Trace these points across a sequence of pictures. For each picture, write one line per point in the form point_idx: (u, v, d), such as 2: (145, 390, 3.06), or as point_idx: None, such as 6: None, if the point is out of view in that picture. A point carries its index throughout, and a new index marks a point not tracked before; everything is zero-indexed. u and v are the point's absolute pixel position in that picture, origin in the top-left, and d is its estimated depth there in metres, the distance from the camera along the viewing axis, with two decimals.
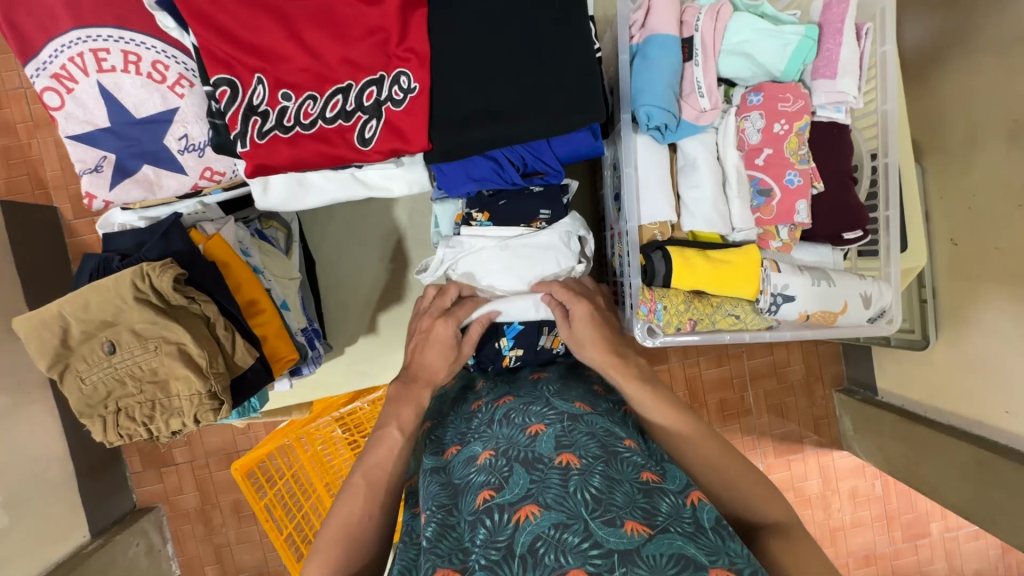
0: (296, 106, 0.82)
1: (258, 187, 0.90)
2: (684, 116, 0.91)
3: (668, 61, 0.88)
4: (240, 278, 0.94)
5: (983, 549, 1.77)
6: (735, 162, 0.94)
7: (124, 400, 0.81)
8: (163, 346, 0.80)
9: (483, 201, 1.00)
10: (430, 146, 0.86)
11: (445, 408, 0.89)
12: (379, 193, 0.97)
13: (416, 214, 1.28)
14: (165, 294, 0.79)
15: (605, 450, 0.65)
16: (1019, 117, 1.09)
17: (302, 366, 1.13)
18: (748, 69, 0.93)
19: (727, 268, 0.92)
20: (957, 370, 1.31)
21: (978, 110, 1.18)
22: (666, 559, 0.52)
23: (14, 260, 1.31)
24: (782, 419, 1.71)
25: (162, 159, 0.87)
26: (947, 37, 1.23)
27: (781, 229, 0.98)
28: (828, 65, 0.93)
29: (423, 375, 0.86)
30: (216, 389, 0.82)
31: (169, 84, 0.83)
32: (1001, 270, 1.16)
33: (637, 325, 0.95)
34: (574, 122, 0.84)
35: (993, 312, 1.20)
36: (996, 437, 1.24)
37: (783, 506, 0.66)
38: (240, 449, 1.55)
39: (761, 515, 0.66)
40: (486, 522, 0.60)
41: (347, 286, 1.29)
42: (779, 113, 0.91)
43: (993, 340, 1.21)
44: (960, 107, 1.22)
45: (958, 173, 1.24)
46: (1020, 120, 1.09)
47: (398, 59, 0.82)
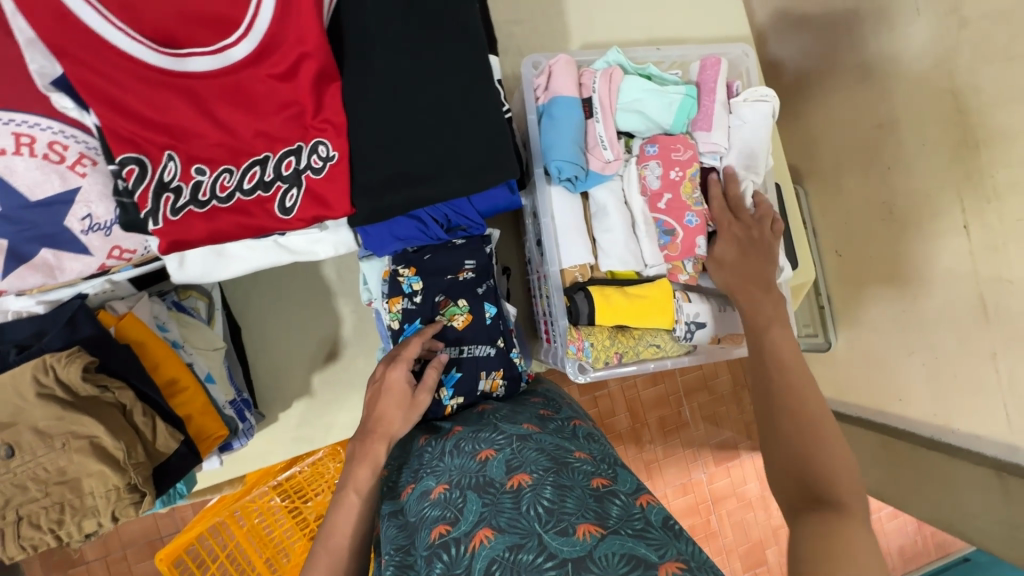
0: (212, 180, 0.82)
1: (173, 263, 0.87)
2: (591, 166, 1.00)
3: (572, 119, 0.97)
4: (157, 357, 0.90)
5: (902, 526, 1.96)
6: (641, 207, 1.03)
7: (27, 507, 0.74)
8: (72, 442, 0.74)
9: (414, 256, 1.03)
10: (352, 210, 0.88)
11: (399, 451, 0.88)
12: (305, 257, 0.97)
13: (345, 269, 1.28)
14: (73, 386, 0.74)
15: (556, 462, 0.70)
16: (871, 147, 1.29)
17: (233, 440, 1.08)
18: (642, 123, 1.03)
19: (644, 301, 1.01)
20: (854, 367, 1.47)
21: (841, 141, 1.37)
22: (618, 558, 0.56)
23: None
24: (717, 427, 1.83)
25: (62, 241, 0.82)
26: (808, 83, 1.45)
27: (687, 263, 1.06)
28: (705, 119, 1.06)
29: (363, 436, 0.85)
30: (137, 482, 0.77)
31: (68, 163, 0.80)
32: (876, 277, 1.34)
33: (569, 363, 1.01)
34: (491, 180, 0.90)
35: (873, 313, 1.37)
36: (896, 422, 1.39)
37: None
38: (164, 535, 1.42)
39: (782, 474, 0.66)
40: (444, 556, 0.63)
41: (277, 348, 1.25)
42: (673, 161, 1.02)
43: (876, 337, 1.38)
44: (827, 139, 1.41)
45: (831, 197, 1.43)
46: (872, 149, 1.29)
47: (315, 130, 0.84)
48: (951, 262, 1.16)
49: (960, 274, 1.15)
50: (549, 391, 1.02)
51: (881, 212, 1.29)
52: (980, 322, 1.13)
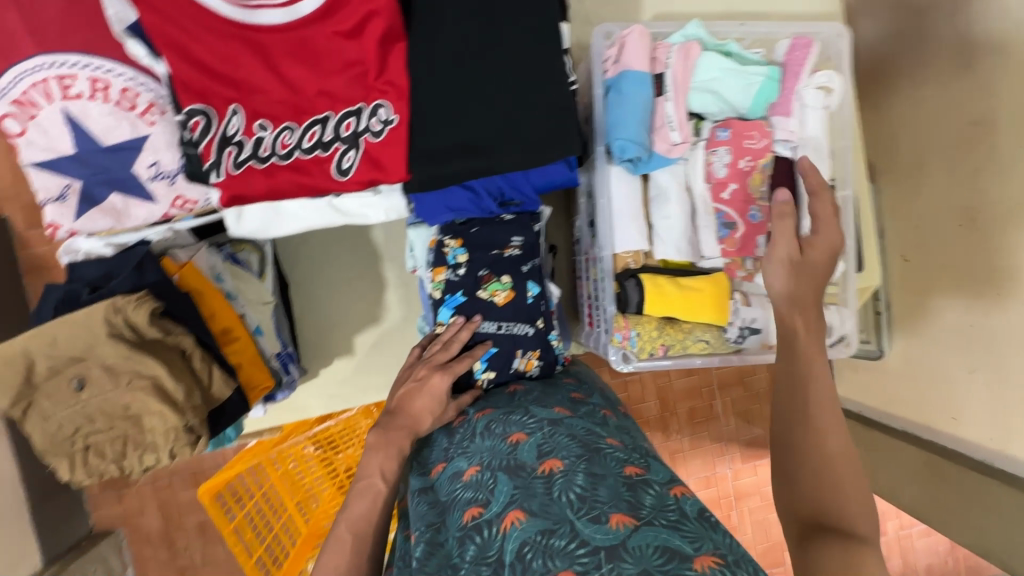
0: (273, 136, 0.81)
1: (232, 215, 0.89)
2: (656, 149, 0.94)
3: (640, 97, 0.91)
4: (214, 306, 0.93)
5: (932, 545, 1.87)
6: (702, 193, 0.98)
7: (94, 437, 0.79)
8: (136, 381, 0.77)
9: (462, 228, 1.02)
10: (407, 176, 0.86)
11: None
12: (356, 220, 0.96)
13: (393, 235, 1.28)
14: (140, 328, 0.77)
15: (587, 449, 0.68)
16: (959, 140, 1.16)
17: (277, 392, 1.11)
18: (715, 104, 0.97)
19: (698, 294, 0.96)
20: (908, 379, 1.38)
21: (926, 135, 1.25)
22: (653, 550, 0.53)
23: None
24: (748, 425, 1.77)
25: (131, 187, 0.85)
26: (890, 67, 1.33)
27: (747, 260, 0.99)
28: (784, 104, 0.98)
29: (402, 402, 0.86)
30: (194, 423, 0.81)
31: (139, 111, 0.82)
32: (946, 285, 1.24)
33: (612, 350, 0.99)
34: (550, 155, 0.86)
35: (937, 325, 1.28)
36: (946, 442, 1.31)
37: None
38: (206, 469, 1.51)
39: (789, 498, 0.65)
40: (476, 538, 0.62)
41: (322, 307, 1.28)
42: (744, 150, 0.96)
43: (937, 351, 1.28)
44: (910, 132, 1.30)
45: (908, 197, 1.31)
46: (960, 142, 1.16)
47: (376, 91, 0.83)
48: None
49: None
50: (583, 373, 1.01)
51: (962, 218, 1.17)
52: None
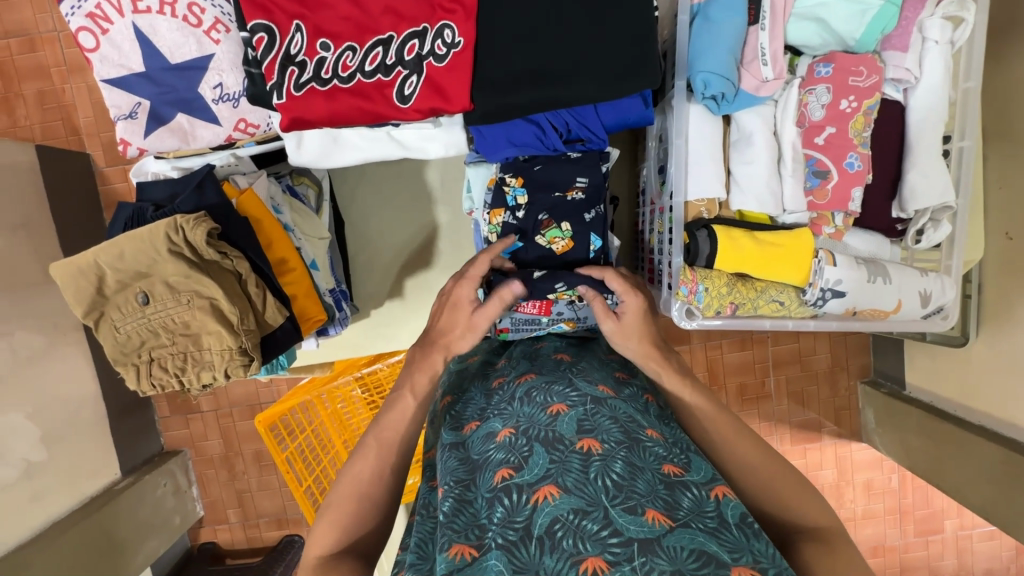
0: (335, 57, 0.78)
1: (292, 141, 0.88)
2: (744, 85, 0.85)
3: (731, 23, 0.81)
4: (271, 235, 0.93)
5: (995, 550, 1.72)
6: (793, 139, 0.88)
7: (157, 351, 0.82)
8: (196, 300, 0.80)
9: (524, 165, 0.97)
10: (471, 106, 0.81)
11: (465, 382, 0.86)
12: (415, 154, 0.93)
13: (448, 177, 1.25)
14: (199, 248, 0.78)
15: (628, 436, 0.64)
16: None
17: (330, 327, 1.12)
18: (818, 36, 0.85)
19: (776, 251, 0.87)
20: (995, 370, 1.24)
21: None
22: (688, 553, 0.51)
23: (51, 206, 1.34)
24: (802, 408, 1.67)
25: (196, 108, 0.84)
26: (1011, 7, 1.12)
27: (836, 215, 0.91)
28: (902, 36, 0.85)
29: (453, 341, 0.85)
30: (247, 346, 0.82)
31: (204, 28, 0.80)
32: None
33: (675, 305, 0.92)
34: (624, 88, 0.79)
35: None
36: None
37: (821, 508, 0.64)
38: (263, 402, 1.58)
39: (801, 519, 0.64)
40: (505, 502, 0.59)
41: (375, 249, 1.27)
42: (849, 88, 0.85)
43: None
44: None
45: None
46: None
47: (442, 11, 0.77)
48: None
49: None
50: None
51: None
52: None
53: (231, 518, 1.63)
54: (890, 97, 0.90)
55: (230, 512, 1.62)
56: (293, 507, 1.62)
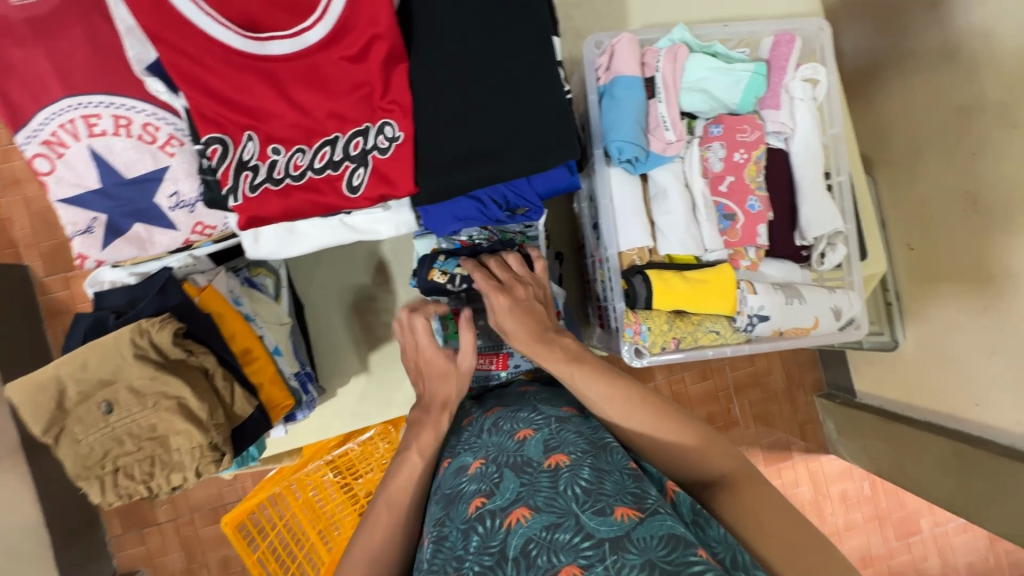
0: (286, 159, 0.86)
1: (249, 238, 0.93)
2: (652, 148, 0.98)
3: (634, 100, 0.95)
4: (234, 328, 0.95)
5: (971, 541, 1.81)
6: (702, 189, 1.00)
7: (122, 459, 0.80)
8: (162, 401, 0.80)
9: (468, 248, 1.07)
10: (415, 189, 0.90)
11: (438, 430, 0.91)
12: (368, 236, 1.00)
13: (401, 252, 1.32)
14: (164, 349, 0.80)
15: (593, 445, 0.70)
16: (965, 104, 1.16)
17: (297, 411, 1.13)
18: (707, 103, 1.00)
19: (703, 287, 0.98)
20: (927, 366, 1.37)
21: (915, 124, 1.28)
22: (657, 541, 0.55)
23: None
24: (769, 427, 1.75)
25: (153, 216, 0.89)
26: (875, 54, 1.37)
27: (750, 249, 1.03)
28: (773, 96, 1.02)
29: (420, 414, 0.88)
30: (217, 441, 0.82)
31: (159, 144, 0.86)
32: (958, 271, 1.24)
33: (624, 346, 1.00)
34: (550, 161, 0.89)
35: (947, 307, 1.28)
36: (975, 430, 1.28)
37: None
38: (227, 502, 1.51)
39: None
40: (480, 529, 0.63)
41: (338, 328, 1.31)
42: (738, 143, 0.99)
43: (952, 331, 1.28)
44: (900, 121, 1.32)
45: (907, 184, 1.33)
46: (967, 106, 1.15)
47: (382, 111, 0.86)
48: None
49: None
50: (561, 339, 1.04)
51: (965, 202, 1.19)
52: None
53: None
54: (774, 146, 1.05)
55: None
56: None
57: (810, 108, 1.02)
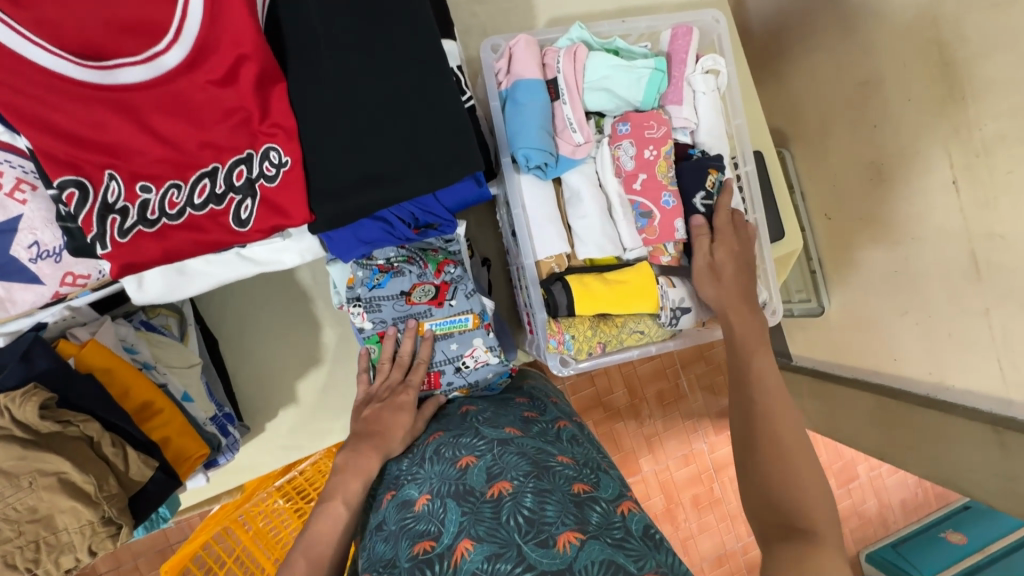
0: (160, 197, 0.78)
1: (132, 284, 0.84)
2: (561, 151, 0.96)
3: (537, 104, 0.92)
4: (127, 382, 0.87)
5: (902, 479, 1.96)
6: (615, 188, 1.00)
7: (2, 548, 0.72)
8: (38, 480, 0.72)
9: (386, 271, 1.02)
10: (312, 216, 0.84)
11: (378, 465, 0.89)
12: (272, 266, 0.93)
13: (320, 274, 1.25)
14: (32, 424, 0.72)
15: (536, 466, 0.70)
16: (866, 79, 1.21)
17: (218, 457, 1.07)
18: (612, 102, 0.98)
19: (625, 287, 0.97)
20: (851, 329, 1.42)
21: (823, 100, 1.33)
22: (598, 566, 0.58)
23: None
24: (715, 397, 1.80)
25: (10, 271, 0.79)
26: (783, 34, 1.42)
27: (668, 244, 1.03)
28: (675, 92, 1.02)
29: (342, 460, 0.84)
30: (111, 514, 0.75)
31: (6, 190, 0.76)
32: (869, 237, 1.28)
33: (551, 356, 1.00)
34: (454, 176, 0.86)
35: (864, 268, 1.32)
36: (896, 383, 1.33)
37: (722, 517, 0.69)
38: (172, 543, 1.42)
39: None
40: (427, 572, 0.63)
41: (261, 358, 1.23)
42: (647, 140, 0.98)
43: (866, 295, 1.33)
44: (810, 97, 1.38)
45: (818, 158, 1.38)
46: (867, 81, 1.21)
47: (264, 136, 0.80)
48: (940, 218, 1.11)
49: (952, 231, 1.09)
50: (534, 390, 1.00)
51: (870, 171, 1.24)
52: (973, 278, 1.08)
53: None
54: (682, 140, 1.05)
55: None
56: None
57: (712, 101, 1.02)
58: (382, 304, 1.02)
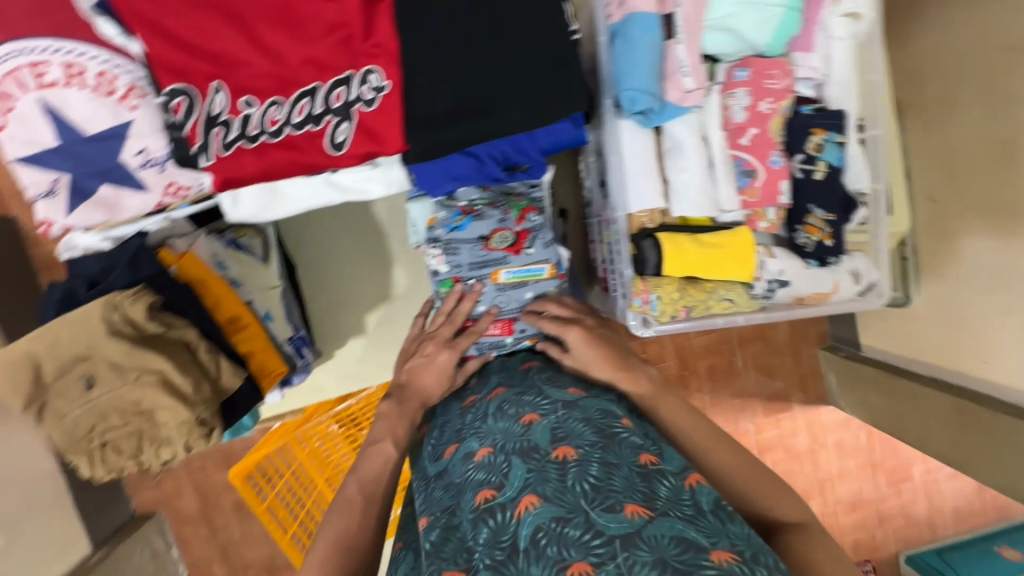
0: (261, 112, 0.77)
1: (227, 200, 0.86)
2: (669, 98, 0.87)
3: (649, 41, 0.84)
4: (218, 296, 0.90)
5: (960, 487, 1.76)
6: (719, 143, 0.91)
7: (111, 434, 0.79)
8: (144, 376, 0.75)
9: (469, 214, 1.00)
10: (406, 146, 0.82)
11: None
12: (356, 195, 0.91)
13: (395, 211, 1.24)
14: (140, 324, 0.76)
15: (602, 435, 0.66)
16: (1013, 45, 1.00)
17: (292, 376, 1.11)
18: (733, 44, 0.88)
19: (718, 251, 0.91)
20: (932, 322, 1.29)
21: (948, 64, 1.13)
22: (669, 541, 0.53)
23: None
24: (770, 379, 1.64)
25: (120, 177, 0.81)
26: None
27: (769, 209, 0.95)
28: (806, 38, 0.91)
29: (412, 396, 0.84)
30: (205, 416, 0.81)
31: (118, 96, 0.77)
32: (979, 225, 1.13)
33: (631, 315, 0.96)
34: (553, 115, 0.81)
35: (968, 259, 1.17)
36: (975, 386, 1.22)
37: (793, 502, 0.67)
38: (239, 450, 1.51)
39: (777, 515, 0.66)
40: (490, 522, 0.61)
41: (333, 289, 1.26)
42: (766, 90, 0.90)
43: (967, 290, 1.19)
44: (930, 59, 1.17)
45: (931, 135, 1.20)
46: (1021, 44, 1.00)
47: (365, 56, 0.77)
48: None
49: None
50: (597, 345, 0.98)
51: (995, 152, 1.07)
52: None
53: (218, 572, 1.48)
54: (804, 93, 0.95)
55: (216, 569, 1.48)
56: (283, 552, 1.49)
57: (849, 49, 0.90)
58: (461, 248, 0.99)
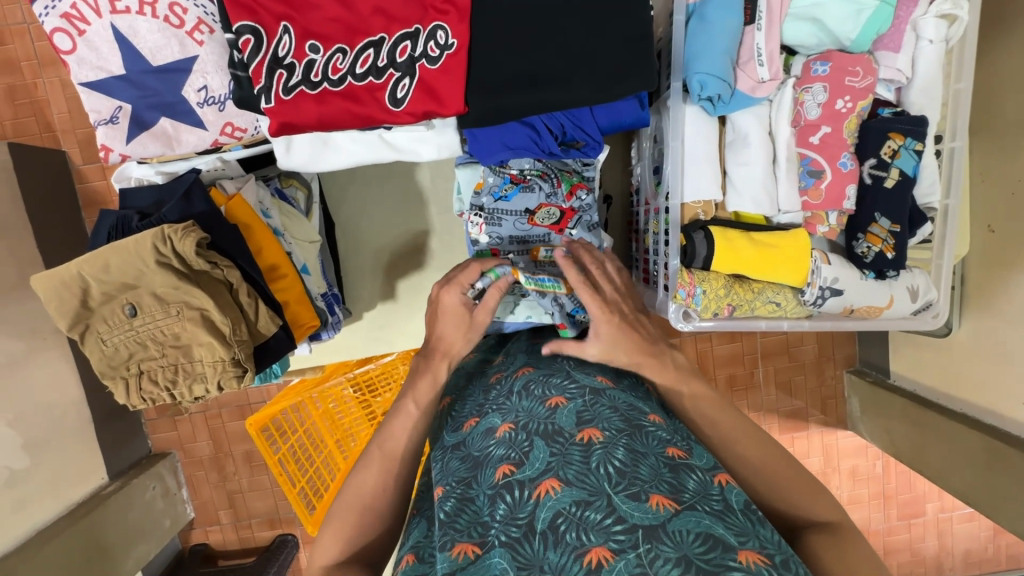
0: (325, 60, 0.76)
1: (281, 145, 0.86)
2: (740, 86, 0.83)
3: (726, 24, 0.80)
4: (261, 241, 0.91)
5: (974, 530, 1.67)
6: (788, 138, 0.88)
7: (146, 364, 0.80)
8: (185, 311, 0.78)
9: (519, 182, 0.98)
10: (465, 109, 0.79)
11: (464, 382, 0.85)
12: (407, 156, 0.91)
13: (439, 177, 1.23)
14: (188, 258, 0.76)
15: (629, 424, 0.64)
16: None
17: (323, 332, 1.10)
18: (813, 35, 0.85)
19: (772, 250, 0.89)
20: (974, 359, 1.20)
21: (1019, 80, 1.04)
22: (694, 537, 0.51)
23: (22, 191, 1.19)
24: (790, 397, 1.58)
25: (179, 111, 0.81)
26: None
27: (830, 214, 0.92)
28: (893, 36, 0.86)
29: None
30: (240, 356, 0.80)
31: (187, 29, 0.77)
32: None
33: (673, 308, 0.93)
34: (618, 91, 0.78)
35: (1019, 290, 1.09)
36: (1009, 428, 1.14)
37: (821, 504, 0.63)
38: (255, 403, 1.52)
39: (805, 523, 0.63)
40: (507, 498, 0.59)
41: (369, 250, 1.26)
42: (845, 88, 0.85)
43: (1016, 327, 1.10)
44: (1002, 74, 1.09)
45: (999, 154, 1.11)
46: None
47: (435, 11, 0.75)
48: None
49: None
50: None
51: None
52: None
53: (223, 520, 1.50)
54: (882, 96, 0.91)
55: (221, 515, 1.50)
56: (287, 506, 1.50)
57: (938, 53, 0.85)
58: (503, 220, 0.98)
